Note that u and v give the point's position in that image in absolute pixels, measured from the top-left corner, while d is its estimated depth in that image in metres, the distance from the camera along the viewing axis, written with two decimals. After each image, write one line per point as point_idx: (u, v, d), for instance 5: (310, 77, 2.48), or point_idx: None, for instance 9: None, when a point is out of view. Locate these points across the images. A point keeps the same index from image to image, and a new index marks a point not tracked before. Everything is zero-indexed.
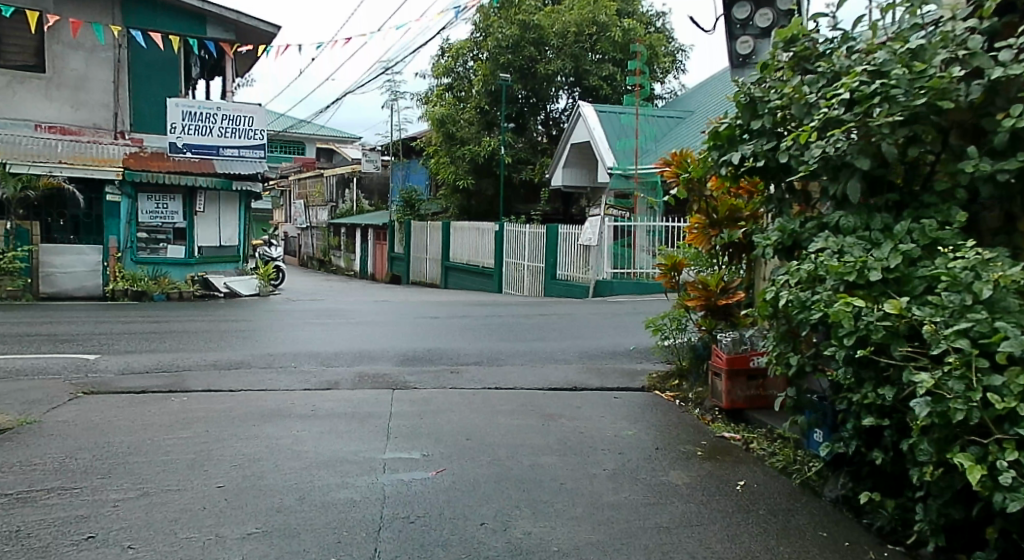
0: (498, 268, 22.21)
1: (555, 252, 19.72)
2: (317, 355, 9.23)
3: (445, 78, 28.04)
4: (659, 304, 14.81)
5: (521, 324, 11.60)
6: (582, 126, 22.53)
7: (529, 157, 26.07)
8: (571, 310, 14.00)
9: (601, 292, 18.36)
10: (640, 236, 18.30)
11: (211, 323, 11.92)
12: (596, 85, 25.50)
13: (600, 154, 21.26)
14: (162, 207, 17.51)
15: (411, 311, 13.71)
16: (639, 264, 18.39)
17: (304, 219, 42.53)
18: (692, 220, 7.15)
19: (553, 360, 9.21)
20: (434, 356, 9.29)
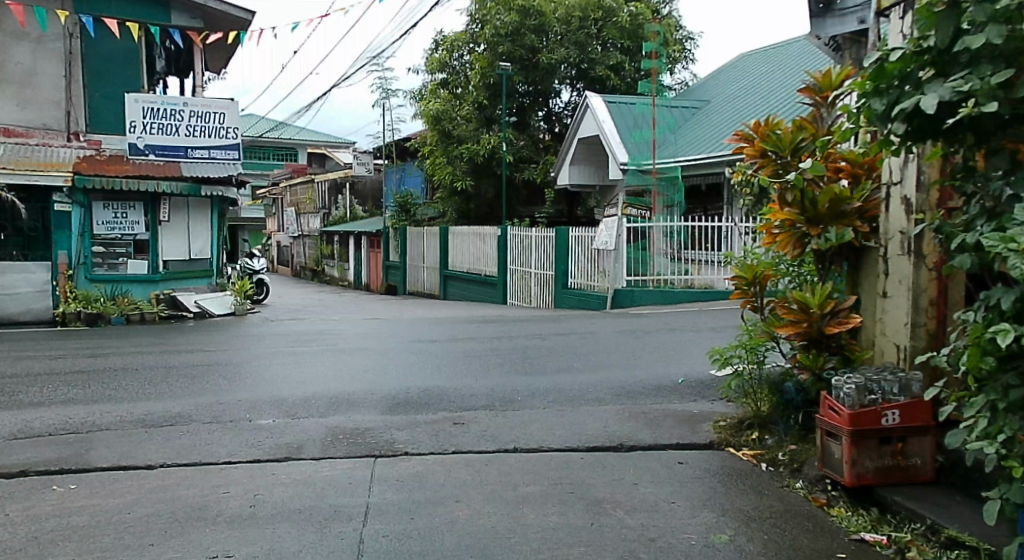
0: (503, 277, 20.21)
1: (565, 257, 17.73)
2: (283, 401, 7.23)
3: (439, 73, 26.03)
4: (693, 316, 12.84)
5: (535, 348, 9.62)
6: (590, 119, 20.57)
7: (532, 155, 24.15)
8: (593, 326, 12.03)
9: (621, 303, 16.38)
10: (657, 238, 16.28)
11: (164, 354, 9.90)
12: (603, 75, 23.54)
13: (611, 148, 19.28)
14: (121, 217, 15.43)
15: (405, 332, 11.71)
16: (658, 271, 16.38)
17: (295, 227, 40.41)
18: (781, 214, 5.29)
19: (584, 401, 7.23)
20: (431, 399, 7.30)
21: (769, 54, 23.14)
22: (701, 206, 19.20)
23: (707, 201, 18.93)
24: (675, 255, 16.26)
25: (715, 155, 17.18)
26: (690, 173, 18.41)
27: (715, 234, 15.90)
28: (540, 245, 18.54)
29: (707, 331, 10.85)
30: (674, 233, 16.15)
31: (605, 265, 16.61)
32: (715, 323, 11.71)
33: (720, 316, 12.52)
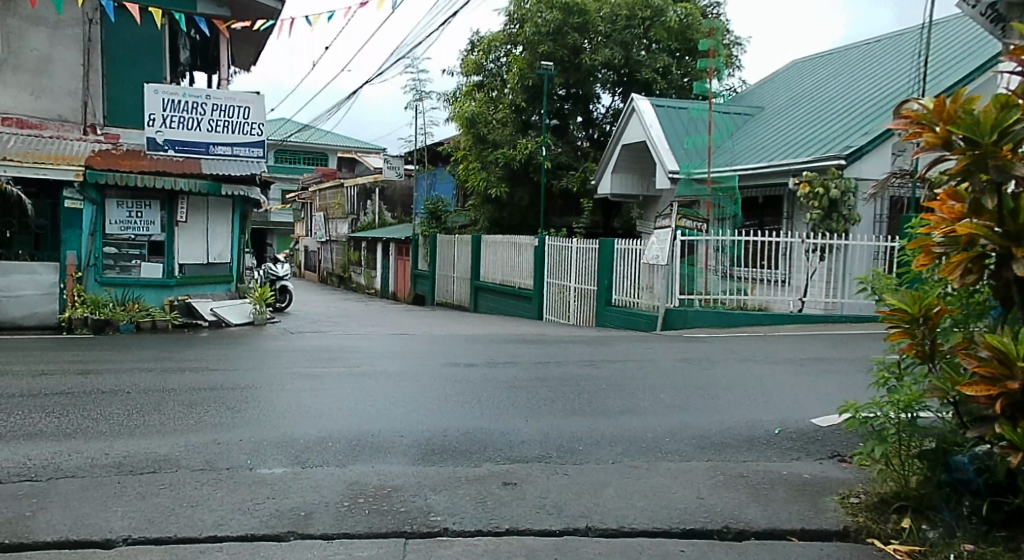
0: (539, 290, 18.81)
1: (610, 270, 16.29)
2: (293, 442, 5.93)
3: (475, 75, 24.79)
4: (760, 344, 11.39)
5: (591, 381, 8.25)
6: (637, 124, 19.22)
7: (571, 161, 22.74)
8: (651, 352, 10.68)
9: (672, 324, 15.02)
10: (711, 254, 14.78)
11: (165, 371, 8.63)
12: (649, 78, 22.17)
13: (660, 155, 17.97)
14: (135, 215, 13.83)
15: (438, 353, 10.38)
16: (712, 290, 15.02)
17: (322, 232, 39.30)
18: (968, 229, 3.98)
19: (663, 456, 5.86)
20: (473, 446, 5.96)
21: (829, 59, 21.63)
22: (757, 220, 17.69)
23: (764, 214, 17.44)
24: (726, 272, 14.80)
25: (775, 164, 15.87)
26: (748, 183, 17.05)
27: (773, 250, 14.68)
28: (582, 257, 17.10)
29: (785, 363, 9.43)
30: (726, 247, 14.65)
31: (654, 283, 15.25)
32: (790, 353, 10.29)
33: (792, 345, 11.11)
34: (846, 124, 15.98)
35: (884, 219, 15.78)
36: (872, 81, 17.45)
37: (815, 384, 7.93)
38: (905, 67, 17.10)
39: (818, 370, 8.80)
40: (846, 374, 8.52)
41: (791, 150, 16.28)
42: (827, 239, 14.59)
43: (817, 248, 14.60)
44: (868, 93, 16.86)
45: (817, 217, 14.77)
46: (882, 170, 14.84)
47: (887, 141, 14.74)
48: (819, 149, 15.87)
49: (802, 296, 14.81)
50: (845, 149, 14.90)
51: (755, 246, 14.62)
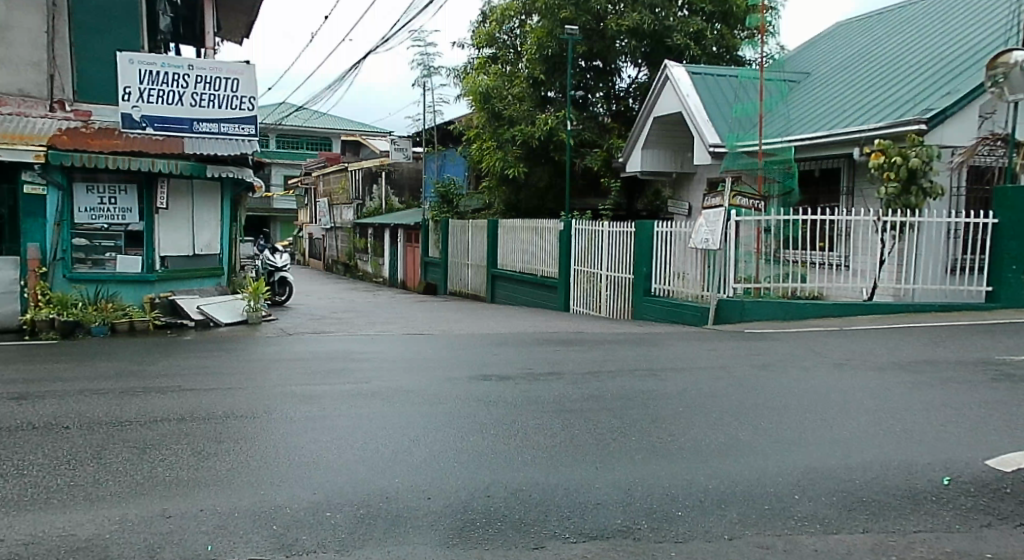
0: (564, 279, 17.03)
1: (648, 255, 14.49)
2: (275, 510, 4.20)
3: (487, 48, 22.91)
4: (842, 344, 9.68)
5: (662, 401, 6.53)
6: (672, 93, 17.38)
7: (595, 138, 20.68)
8: (711, 354, 8.95)
9: (726, 317, 13.20)
10: (764, 237, 12.92)
11: (124, 390, 6.91)
12: (682, 44, 20.19)
13: (700, 127, 16.34)
14: (108, 202, 12.07)
15: (463, 360, 8.65)
16: (766, 277, 13.18)
17: (327, 218, 37.52)
18: None
19: (799, 533, 4.16)
20: (530, 513, 4.24)
21: (879, 19, 19.78)
22: (811, 195, 16.17)
23: (819, 190, 15.92)
24: (777, 256, 13.01)
25: (838, 132, 14.45)
26: (805, 156, 15.52)
27: (832, 229, 12.80)
28: (615, 241, 15.29)
29: (888, 374, 7.73)
30: (778, 228, 12.85)
31: (704, 272, 13.50)
32: (885, 359, 8.58)
33: (881, 348, 9.38)
34: (918, 92, 14.33)
35: (961, 190, 14.15)
36: (941, 43, 15.67)
37: (952, 407, 6.25)
38: (983, 29, 15.29)
39: (940, 386, 7.07)
40: (976, 393, 6.81)
41: (856, 118, 14.72)
42: (901, 215, 12.75)
43: (890, 225, 12.77)
44: (941, 56, 15.12)
45: (892, 191, 12.98)
46: (967, 137, 13.56)
47: (968, 106, 13.48)
48: (889, 113, 14.31)
49: (874, 283, 12.98)
50: (924, 113, 13.40)
51: (813, 228, 12.75)
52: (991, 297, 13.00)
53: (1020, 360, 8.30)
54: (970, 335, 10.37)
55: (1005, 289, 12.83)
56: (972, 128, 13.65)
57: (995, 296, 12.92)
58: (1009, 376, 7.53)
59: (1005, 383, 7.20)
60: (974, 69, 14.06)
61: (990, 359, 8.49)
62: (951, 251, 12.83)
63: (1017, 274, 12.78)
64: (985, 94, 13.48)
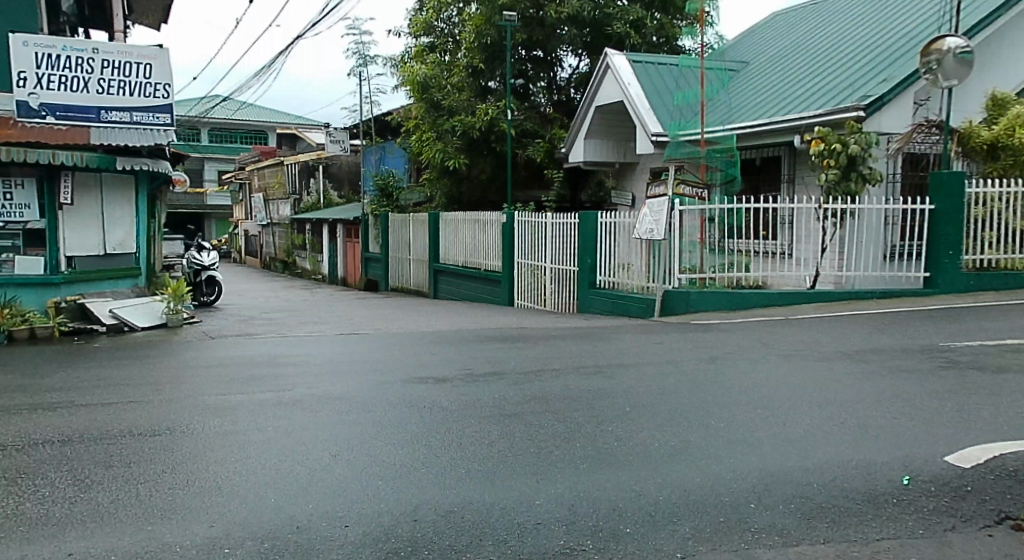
0: (508, 273, 16.61)
1: (592, 247, 14.15)
2: (169, 548, 3.69)
3: (424, 37, 22.33)
4: (789, 334, 9.43)
5: (606, 401, 6.15)
6: (612, 81, 17.05)
7: (537, 128, 20.24)
8: (658, 348, 8.61)
9: (670, 309, 12.92)
10: (707, 226, 12.65)
11: (18, 404, 6.26)
12: (621, 32, 19.88)
13: (641, 115, 16.02)
14: (4, 197, 10.82)
15: (398, 361, 8.17)
16: (710, 266, 12.92)
17: (264, 214, 36.52)
18: None
19: (756, 548, 3.79)
20: (459, 538, 3.80)
21: (817, 7, 19.70)
22: (753, 183, 15.99)
23: (761, 178, 15.75)
24: (721, 245, 12.72)
25: (778, 120, 14.27)
26: (745, 143, 15.34)
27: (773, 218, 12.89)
28: (559, 233, 14.93)
29: (839, 364, 7.45)
30: (723, 217, 12.57)
31: (649, 262, 13.19)
32: (836, 348, 8.32)
33: (829, 337, 9.14)
34: (857, 78, 14.21)
35: (897, 177, 14.06)
36: (878, 29, 15.60)
37: (905, 398, 5.98)
38: (918, 15, 15.22)
39: (891, 377, 6.81)
40: (930, 382, 6.56)
41: (796, 105, 14.54)
42: (842, 202, 12.61)
43: (831, 213, 12.62)
44: (878, 42, 15.01)
45: (832, 178, 12.79)
46: (902, 123, 13.44)
47: (906, 91, 13.35)
48: (828, 99, 14.15)
49: (816, 271, 12.88)
50: (863, 99, 13.26)
51: (756, 216, 12.50)
52: (929, 282, 12.84)
53: (969, 346, 8.11)
54: (917, 322, 10.21)
55: (943, 274, 12.72)
56: (908, 114, 13.53)
57: (933, 282, 12.80)
58: (960, 362, 7.31)
59: (957, 370, 6.97)
60: (912, 55, 13.96)
61: (939, 345, 8.29)
62: (888, 237, 12.83)
63: (955, 259, 12.66)
64: (922, 79, 13.37)
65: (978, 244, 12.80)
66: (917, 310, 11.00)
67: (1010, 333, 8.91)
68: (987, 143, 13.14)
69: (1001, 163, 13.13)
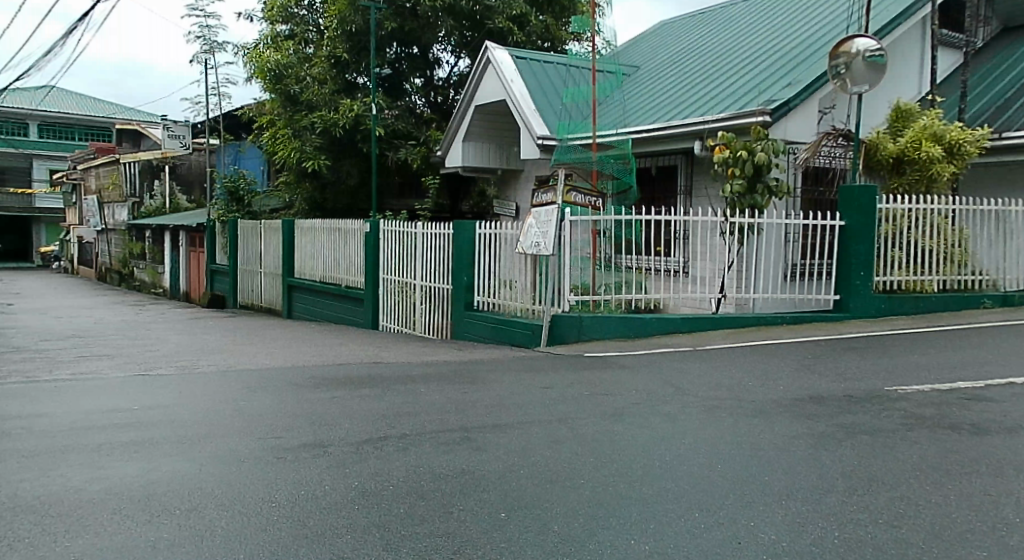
0: (370, 291, 14.51)
1: (469, 262, 12.23)
2: None
3: (281, 24, 19.96)
4: (701, 377, 7.86)
5: (488, 499, 4.26)
6: (494, 78, 15.22)
7: (409, 129, 18.06)
8: (547, 394, 6.84)
9: (558, 338, 11.12)
10: (601, 241, 10.97)
11: None
12: (503, 28, 18.06)
13: (526, 117, 14.25)
14: None
15: (202, 421, 6.01)
16: (602, 286, 11.14)
17: (96, 218, 32.83)
18: None
19: None
20: None
21: (706, 16, 18.54)
22: (647, 194, 14.50)
23: (655, 188, 14.31)
24: (611, 260, 11.02)
25: (679, 124, 12.79)
26: (640, 150, 13.85)
27: (669, 232, 11.31)
28: (429, 245, 12.97)
29: (775, 423, 5.92)
30: (611, 229, 11.01)
31: (534, 282, 11.38)
32: (762, 399, 6.80)
33: (748, 380, 7.63)
34: (758, 80, 12.97)
35: (798, 191, 12.76)
36: (778, 32, 14.67)
37: (896, 499, 4.41)
38: (820, 20, 14.14)
39: (856, 450, 5.26)
40: (900, 457, 5.11)
41: (696, 108, 13.10)
42: (744, 218, 11.14)
43: (731, 228, 11.14)
44: (781, 44, 13.96)
45: (737, 189, 11.30)
46: (810, 130, 12.28)
47: (812, 96, 12.14)
48: (734, 100, 12.77)
49: (721, 292, 11.32)
50: (768, 103, 11.91)
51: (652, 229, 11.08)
52: (838, 306, 11.49)
53: (913, 400, 6.79)
54: (840, 359, 8.89)
55: (854, 298, 11.39)
56: (811, 125, 12.35)
57: (843, 305, 11.46)
58: (918, 423, 5.95)
59: (918, 437, 5.57)
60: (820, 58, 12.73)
61: (881, 395, 6.91)
62: (789, 254, 11.44)
63: (866, 280, 11.36)
64: (828, 83, 12.24)
65: (888, 265, 11.57)
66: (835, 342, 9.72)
67: (948, 377, 7.70)
68: (893, 156, 12.00)
69: (907, 179, 11.98)
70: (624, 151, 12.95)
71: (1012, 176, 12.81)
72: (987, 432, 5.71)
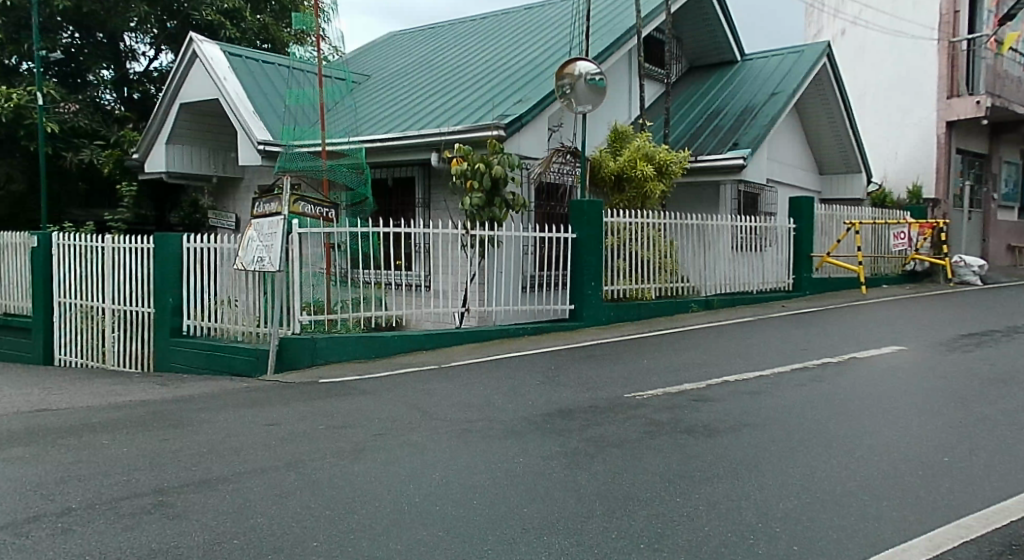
0: (41, 316, 12.31)
1: (173, 280, 10.71)
2: None
3: None
4: (441, 415, 7.43)
5: None
6: (203, 74, 13.55)
7: (94, 126, 16.16)
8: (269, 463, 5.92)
9: (286, 363, 9.95)
10: (335, 256, 10.17)
11: None
12: (213, 20, 16.61)
13: (244, 119, 12.86)
14: None
15: None
16: (336, 304, 10.23)
17: None
18: None
19: None
20: None
21: (436, 32, 18.39)
22: (383, 207, 13.76)
23: (392, 201, 13.61)
24: (349, 276, 10.30)
25: (413, 134, 12.31)
26: (374, 160, 13.06)
27: (408, 246, 10.92)
28: (121, 261, 11.26)
29: (524, 491, 5.55)
30: (347, 243, 10.26)
31: (257, 299, 10.17)
32: (507, 453, 6.42)
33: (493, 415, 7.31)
34: (489, 99, 13.13)
35: (532, 205, 12.94)
36: (504, 56, 15.23)
37: None
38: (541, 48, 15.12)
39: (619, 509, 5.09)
40: (652, 532, 4.97)
41: (434, 121, 12.78)
42: (483, 231, 11.00)
43: (471, 241, 11.00)
44: (510, 67, 14.44)
45: (476, 202, 10.91)
46: (540, 148, 12.51)
47: (541, 114, 12.45)
48: (471, 116, 12.68)
49: (465, 307, 11.04)
50: (501, 118, 11.99)
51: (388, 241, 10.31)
52: (572, 316, 11.94)
53: (649, 440, 6.80)
54: (576, 383, 8.92)
55: (586, 306, 11.93)
56: (541, 140, 12.66)
57: (577, 314, 11.93)
58: (661, 478, 5.88)
59: (662, 500, 5.50)
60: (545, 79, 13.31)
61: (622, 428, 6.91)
62: (525, 266, 11.59)
63: (596, 291, 11.98)
64: (556, 103, 12.66)
65: (613, 274, 12.37)
66: (571, 362, 9.81)
67: (674, 404, 7.89)
68: (614, 173, 13.06)
69: (627, 195, 13.14)
70: (358, 159, 12.13)
71: (704, 195, 16.85)
72: (722, 483, 5.78)
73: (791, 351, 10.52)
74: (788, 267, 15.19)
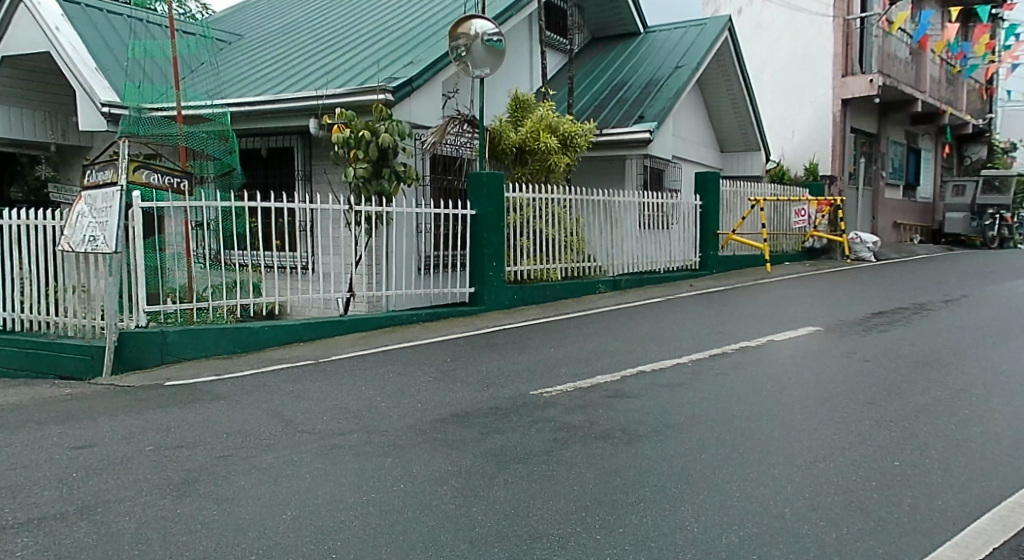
0: None
1: None
2: None
3: None
4: (293, 432, 6.01)
5: None
6: (29, 23, 11.72)
7: None
8: (58, 538, 4.42)
9: (125, 361, 8.50)
10: (193, 235, 8.82)
11: None
12: None
13: (82, 76, 11.13)
14: None
15: None
16: (199, 292, 8.91)
17: None
18: None
19: None
20: None
21: None
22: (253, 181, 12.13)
23: (264, 175, 12.00)
24: (216, 258, 9.04)
25: (287, 97, 10.74)
26: (240, 128, 11.53)
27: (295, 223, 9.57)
28: None
29: (391, 543, 4.23)
30: (215, 221, 8.99)
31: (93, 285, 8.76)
32: (382, 480, 5.07)
33: (357, 433, 5.93)
34: (374, 60, 11.67)
35: (427, 178, 11.57)
36: (388, 15, 13.67)
37: None
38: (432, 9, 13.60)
39: None
40: None
41: (311, 83, 11.22)
42: (372, 208, 9.66)
43: (360, 218, 9.63)
44: (396, 27, 12.95)
45: (360, 175, 9.62)
46: (434, 116, 11.28)
47: (434, 78, 11.09)
48: (354, 77, 11.17)
49: (351, 291, 9.77)
50: (389, 81, 10.55)
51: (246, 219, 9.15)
52: (473, 300, 10.71)
53: (553, 452, 5.55)
54: (465, 378, 7.59)
55: (486, 290, 10.69)
56: (435, 107, 11.32)
57: (477, 298, 10.69)
58: (572, 506, 4.65)
59: (575, 541, 4.25)
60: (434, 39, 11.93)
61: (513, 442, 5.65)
62: (421, 246, 10.45)
63: (498, 272, 10.74)
64: (450, 66, 11.31)
65: (517, 253, 11.17)
66: (460, 352, 8.50)
67: (588, 402, 6.67)
68: (515, 146, 11.75)
69: (529, 167, 11.92)
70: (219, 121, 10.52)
71: (609, 169, 15.80)
72: (649, 510, 4.58)
73: (706, 334, 9.49)
74: (695, 244, 14.26)
